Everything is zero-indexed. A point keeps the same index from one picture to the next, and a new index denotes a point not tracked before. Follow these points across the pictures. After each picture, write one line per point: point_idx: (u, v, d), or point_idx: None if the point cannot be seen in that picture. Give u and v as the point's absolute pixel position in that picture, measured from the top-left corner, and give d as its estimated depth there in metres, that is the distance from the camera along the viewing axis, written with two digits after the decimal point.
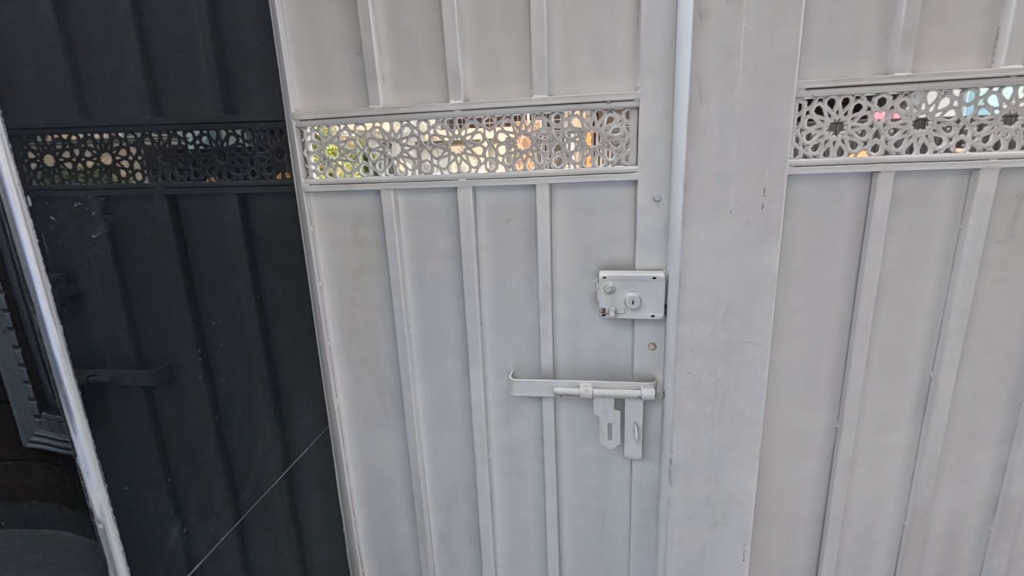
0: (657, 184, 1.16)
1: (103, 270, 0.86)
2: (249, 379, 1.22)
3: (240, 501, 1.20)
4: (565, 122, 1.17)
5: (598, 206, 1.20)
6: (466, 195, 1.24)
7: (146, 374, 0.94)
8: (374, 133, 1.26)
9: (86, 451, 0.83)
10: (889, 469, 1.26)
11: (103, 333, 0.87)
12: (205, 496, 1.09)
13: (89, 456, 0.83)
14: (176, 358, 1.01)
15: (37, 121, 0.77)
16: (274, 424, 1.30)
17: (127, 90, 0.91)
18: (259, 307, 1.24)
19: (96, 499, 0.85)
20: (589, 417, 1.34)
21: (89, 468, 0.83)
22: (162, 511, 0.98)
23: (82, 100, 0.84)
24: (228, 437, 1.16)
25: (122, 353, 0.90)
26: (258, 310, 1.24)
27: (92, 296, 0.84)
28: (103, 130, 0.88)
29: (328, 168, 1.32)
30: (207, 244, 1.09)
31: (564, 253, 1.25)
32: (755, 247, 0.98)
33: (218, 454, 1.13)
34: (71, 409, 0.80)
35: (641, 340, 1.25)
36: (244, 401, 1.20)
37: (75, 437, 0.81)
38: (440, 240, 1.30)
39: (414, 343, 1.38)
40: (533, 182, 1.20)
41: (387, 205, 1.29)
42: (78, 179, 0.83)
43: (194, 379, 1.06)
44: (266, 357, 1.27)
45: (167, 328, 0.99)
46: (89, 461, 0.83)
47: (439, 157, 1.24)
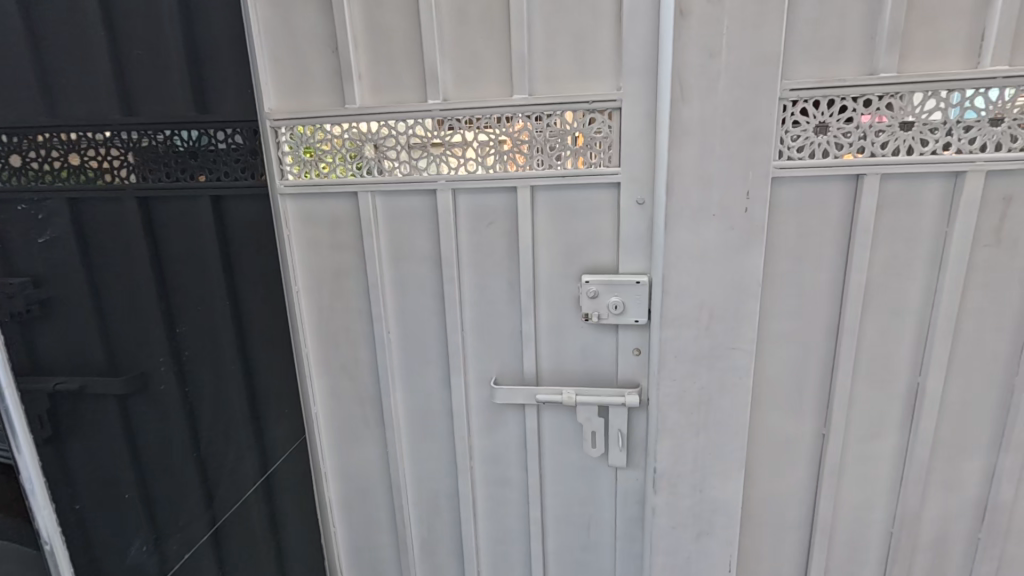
0: (641, 187, 1.13)
1: (71, 275, 0.83)
2: (223, 387, 1.18)
3: (213, 512, 1.15)
4: (547, 123, 1.14)
5: (581, 209, 1.17)
6: (446, 197, 1.21)
7: (116, 382, 0.90)
8: (351, 134, 1.23)
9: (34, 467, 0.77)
10: (877, 475, 1.24)
11: (65, 342, 0.82)
12: (178, 504, 1.05)
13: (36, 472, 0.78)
14: (149, 366, 0.97)
15: (3, 119, 0.74)
16: (251, 431, 1.26)
17: (96, 88, 0.87)
18: (233, 313, 1.20)
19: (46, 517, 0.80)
20: (573, 424, 1.30)
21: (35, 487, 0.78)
22: (124, 526, 0.93)
23: (48, 98, 0.80)
24: (201, 447, 1.11)
25: (89, 360, 0.86)
26: (233, 316, 1.20)
27: (59, 300, 0.81)
28: (70, 130, 0.84)
29: (304, 169, 1.28)
30: (180, 247, 1.05)
31: (546, 256, 1.22)
32: (740, 250, 0.95)
33: (189, 467, 1.08)
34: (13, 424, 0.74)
35: (626, 345, 1.22)
36: (217, 410, 1.16)
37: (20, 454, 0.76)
38: (420, 243, 1.27)
39: (393, 349, 1.35)
40: (514, 184, 1.17)
41: (364, 208, 1.26)
42: (45, 181, 0.79)
43: (167, 388, 1.02)
44: (241, 364, 1.23)
45: (137, 337, 0.95)
46: (36, 478, 0.78)
47: (417, 158, 1.21)
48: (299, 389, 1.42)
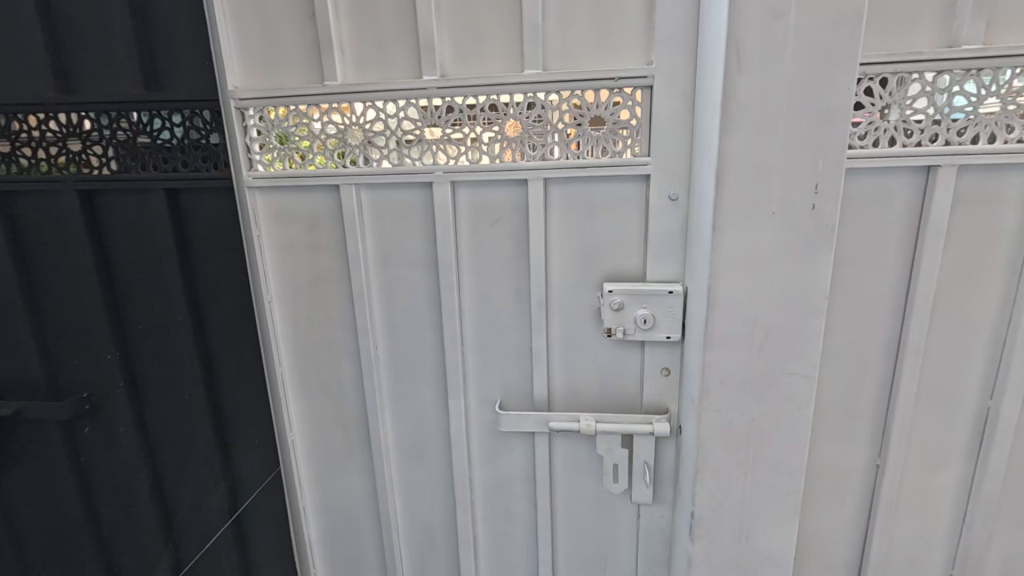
0: (674, 180, 0.96)
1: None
2: (183, 418, 0.99)
3: (178, 553, 0.98)
4: (563, 104, 0.96)
5: (603, 206, 1.00)
6: (444, 192, 1.03)
7: (60, 406, 0.76)
8: (331, 117, 1.04)
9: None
10: (938, 511, 1.09)
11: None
12: (137, 546, 0.89)
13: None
14: (99, 384, 0.82)
15: None
16: (219, 464, 1.08)
17: (25, 58, 0.72)
18: (195, 329, 1.01)
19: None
20: (590, 454, 1.13)
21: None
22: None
23: None
24: (161, 483, 0.94)
25: (31, 384, 0.72)
26: (195, 332, 1.01)
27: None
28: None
29: (277, 158, 1.09)
30: (124, 253, 0.87)
31: (561, 261, 1.04)
32: (802, 257, 0.78)
33: (141, 514, 0.90)
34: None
35: (653, 365, 1.05)
36: (177, 445, 0.98)
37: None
38: (414, 246, 1.08)
39: (382, 367, 1.17)
40: (525, 176, 1.00)
41: (347, 204, 1.07)
42: None
43: (121, 411, 0.86)
44: (205, 388, 1.04)
45: (67, 365, 0.77)
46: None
47: (411, 146, 1.03)
48: (273, 412, 1.23)
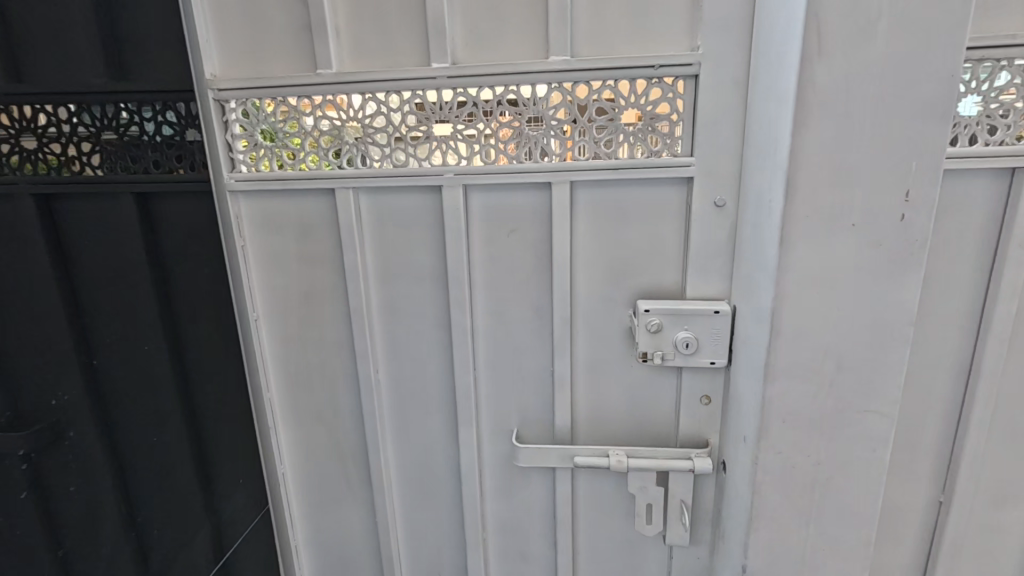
0: (721, 183, 0.83)
1: None
2: (163, 455, 0.87)
3: None
4: (593, 96, 0.84)
5: (637, 213, 0.88)
6: (454, 197, 0.90)
7: (19, 442, 0.64)
8: (324, 110, 0.91)
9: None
10: (1005, 553, 0.97)
11: None
12: None
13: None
14: (66, 416, 0.70)
15: None
16: (202, 504, 0.95)
17: None
18: (173, 354, 0.89)
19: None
20: (617, 489, 1.01)
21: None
22: None
23: None
24: (138, 529, 0.82)
25: None
26: (172, 357, 0.88)
27: None
28: None
29: (262, 158, 0.95)
30: (92, 265, 0.75)
31: (588, 275, 0.92)
32: (885, 276, 0.66)
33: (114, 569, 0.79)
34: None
35: (691, 392, 0.93)
36: (158, 486, 0.85)
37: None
38: (420, 258, 0.95)
39: (383, 393, 1.04)
40: (548, 179, 0.87)
41: (343, 211, 0.94)
42: None
43: (90, 450, 0.74)
44: (186, 422, 0.91)
45: (21, 402, 0.65)
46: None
47: (417, 144, 0.90)
48: (260, 444, 1.10)
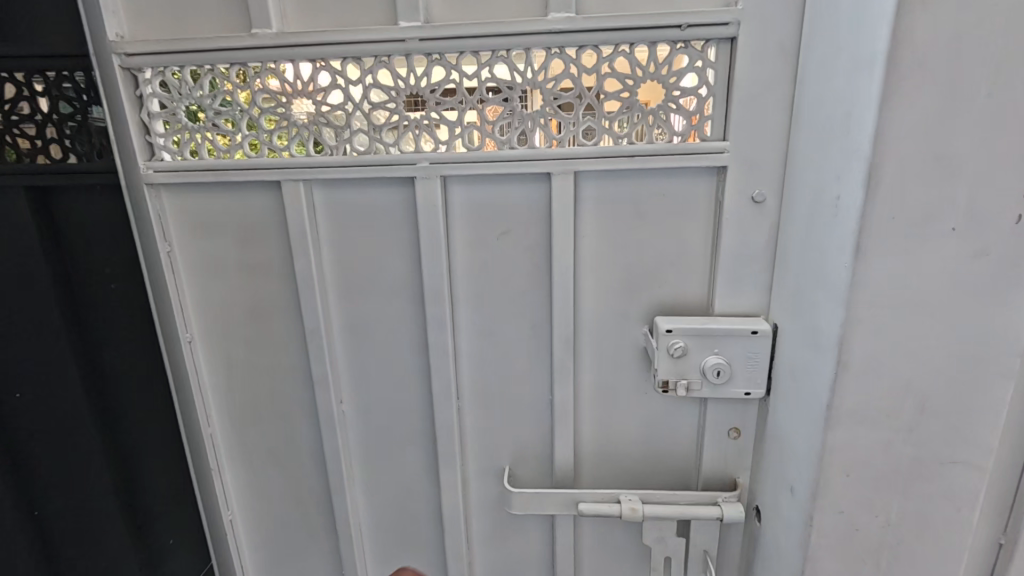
0: (761, 174, 0.68)
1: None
2: (82, 509, 0.72)
3: None
4: (603, 65, 0.67)
5: (656, 212, 0.72)
6: (431, 192, 0.73)
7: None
8: (265, 82, 0.72)
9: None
10: None
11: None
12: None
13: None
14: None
15: None
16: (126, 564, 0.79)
17: None
18: (92, 388, 0.73)
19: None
20: (628, 535, 0.86)
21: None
22: None
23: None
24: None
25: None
26: (91, 393, 0.73)
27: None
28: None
29: (189, 142, 0.75)
30: None
31: (594, 286, 0.76)
32: (993, 295, 0.51)
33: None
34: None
35: (718, 425, 0.78)
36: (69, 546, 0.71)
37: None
38: (390, 267, 0.78)
39: (349, 427, 0.86)
40: (547, 169, 0.70)
41: (292, 209, 0.75)
42: None
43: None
44: (110, 465, 0.76)
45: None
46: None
47: (383, 126, 0.72)
48: (199, 488, 0.91)
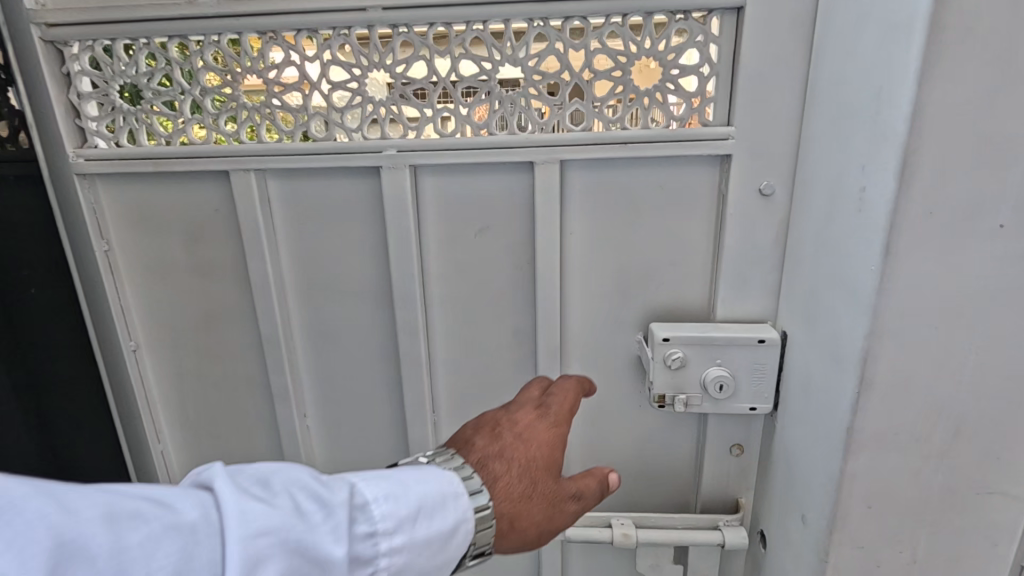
0: (769, 163, 0.60)
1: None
2: None
3: None
4: (592, 40, 0.60)
5: (652, 206, 0.64)
6: (399, 183, 0.64)
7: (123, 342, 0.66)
8: (210, 59, 0.63)
9: (216, 502, 0.33)
10: None
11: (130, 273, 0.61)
12: None
13: (265, 493, 0.36)
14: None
15: None
16: None
17: None
18: (26, 397, 0.67)
19: (452, 519, 0.41)
20: (621, 560, 0.79)
21: (341, 511, 0.36)
22: None
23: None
24: None
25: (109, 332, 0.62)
26: (26, 402, 0.67)
27: None
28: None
29: (126, 127, 0.66)
30: None
31: (584, 289, 0.68)
32: None
33: None
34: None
35: (720, 442, 0.70)
36: None
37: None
38: (356, 267, 0.70)
39: (315, 444, 0.79)
40: (529, 159, 0.62)
41: (242, 203, 0.67)
42: None
43: None
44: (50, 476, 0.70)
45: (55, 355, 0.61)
46: (303, 505, 0.36)
47: (344, 109, 0.64)
48: None
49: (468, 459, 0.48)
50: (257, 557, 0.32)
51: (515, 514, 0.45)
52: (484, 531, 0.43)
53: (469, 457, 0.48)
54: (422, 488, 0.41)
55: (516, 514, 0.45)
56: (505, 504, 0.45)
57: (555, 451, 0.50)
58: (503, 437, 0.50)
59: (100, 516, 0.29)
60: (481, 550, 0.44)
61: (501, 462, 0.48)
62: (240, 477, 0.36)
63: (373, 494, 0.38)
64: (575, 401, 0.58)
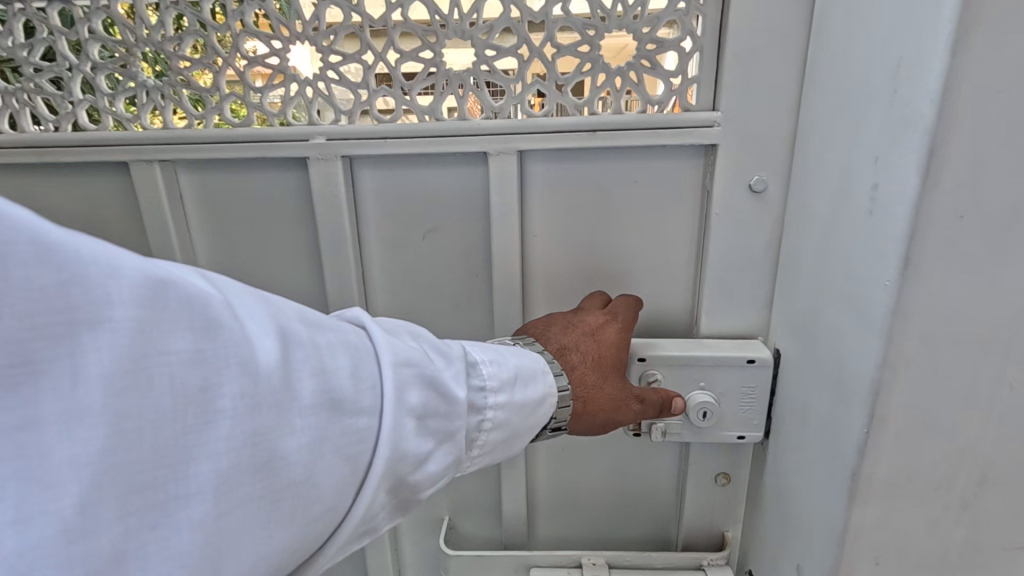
0: (762, 155, 0.51)
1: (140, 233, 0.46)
2: None
3: None
4: (554, 8, 0.50)
5: (626, 205, 0.55)
6: (330, 178, 0.55)
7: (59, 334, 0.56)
8: (99, 28, 0.53)
9: (367, 334, 0.35)
10: None
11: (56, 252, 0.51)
12: None
13: (399, 335, 0.37)
14: None
15: None
16: None
17: None
18: None
19: (541, 391, 0.43)
20: None
21: (458, 362, 0.38)
22: None
23: None
24: None
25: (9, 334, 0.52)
26: None
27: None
28: None
29: (6, 110, 0.56)
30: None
31: (549, 299, 0.60)
32: None
33: None
34: (97, 257, 0.23)
35: (703, 471, 0.62)
36: None
37: (244, 309, 0.28)
38: (286, 275, 0.60)
39: None
40: (482, 149, 0.53)
41: (146, 201, 0.57)
42: None
43: None
44: None
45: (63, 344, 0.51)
46: (430, 353, 0.37)
47: (263, 90, 0.54)
48: None
49: (548, 346, 0.50)
50: (405, 382, 0.33)
51: (588, 401, 0.48)
52: (563, 406, 0.46)
53: (549, 344, 0.50)
54: (518, 360, 0.43)
55: (588, 400, 0.48)
56: (579, 389, 0.48)
57: (621, 354, 0.51)
58: (579, 330, 0.51)
59: (296, 316, 0.31)
60: (558, 426, 0.46)
61: (578, 353, 0.49)
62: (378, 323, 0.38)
63: (480, 357, 0.40)
64: (633, 307, 0.54)
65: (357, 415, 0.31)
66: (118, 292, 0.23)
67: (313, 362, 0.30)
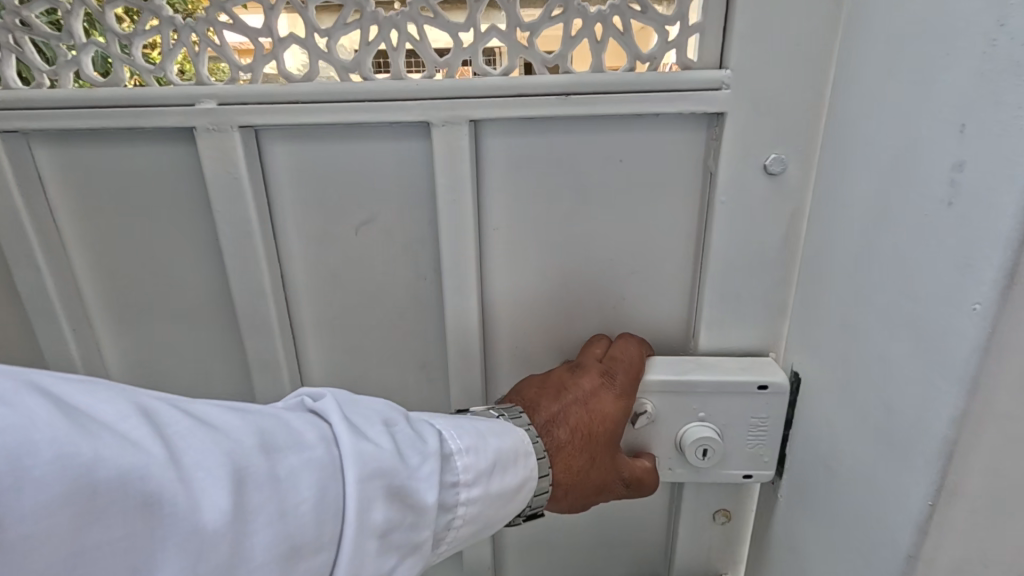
0: (781, 127, 0.40)
1: None
2: None
3: None
4: None
5: (607, 192, 0.44)
6: (226, 156, 0.42)
7: None
8: None
9: (334, 437, 0.28)
10: None
11: None
12: None
13: (369, 424, 0.29)
14: None
15: None
16: None
17: None
18: None
19: (520, 476, 0.36)
20: None
21: (432, 458, 0.30)
22: None
23: None
24: None
25: None
26: None
27: None
28: None
29: None
30: None
31: (513, 307, 0.48)
32: None
33: None
34: (9, 450, 0.18)
35: (701, 509, 0.52)
36: None
37: (191, 453, 0.23)
38: (183, 279, 0.48)
39: None
40: (422, 118, 0.41)
41: None
42: None
43: None
44: None
45: None
46: (403, 445, 0.29)
47: (132, 36, 0.41)
48: None
49: (533, 416, 0.42)
50: (371, 497, 0.26)
51: (570, 486, 0.42)
52: (540, 495, 0.39)
53: (537, 415, 0.43)
54: (500, 442, 0.35)
55: (573, 484, 0.42)
56: (563, 473, 0.42)
57: (621, 422, 0.43)
58: (571, 398, 0.43)
59: (258, 440, 0.25)
60: (534, 511, 0.40)
61: (566, 427, 0.42)
62: (352, 412, 0.30)
63: (456, 445, 0.32)
64: (642, 360, 0.44)
65: (319, 554, 0.25)
66: (26, 493, 0.18)
67: (271, 503, 0.24)
